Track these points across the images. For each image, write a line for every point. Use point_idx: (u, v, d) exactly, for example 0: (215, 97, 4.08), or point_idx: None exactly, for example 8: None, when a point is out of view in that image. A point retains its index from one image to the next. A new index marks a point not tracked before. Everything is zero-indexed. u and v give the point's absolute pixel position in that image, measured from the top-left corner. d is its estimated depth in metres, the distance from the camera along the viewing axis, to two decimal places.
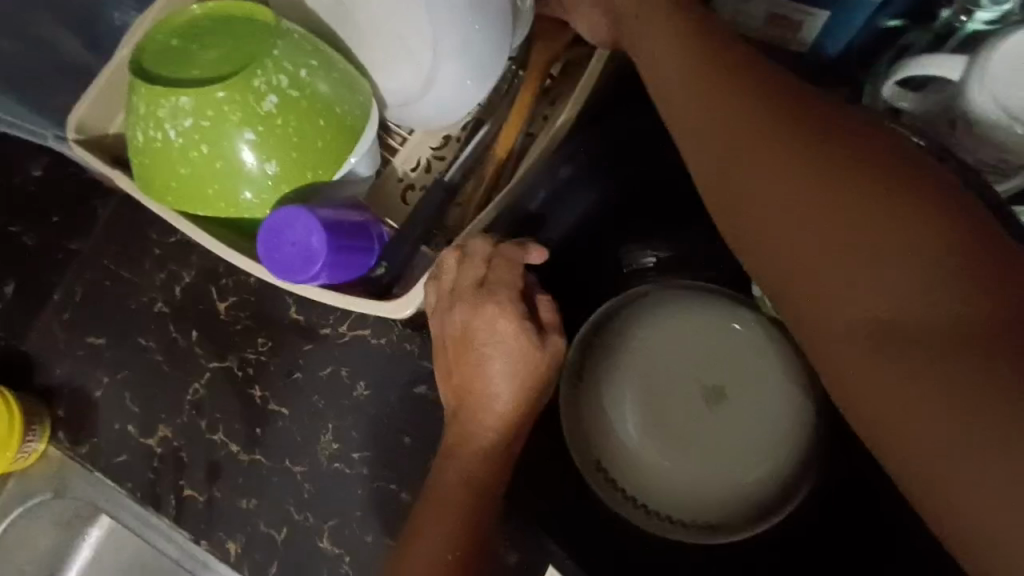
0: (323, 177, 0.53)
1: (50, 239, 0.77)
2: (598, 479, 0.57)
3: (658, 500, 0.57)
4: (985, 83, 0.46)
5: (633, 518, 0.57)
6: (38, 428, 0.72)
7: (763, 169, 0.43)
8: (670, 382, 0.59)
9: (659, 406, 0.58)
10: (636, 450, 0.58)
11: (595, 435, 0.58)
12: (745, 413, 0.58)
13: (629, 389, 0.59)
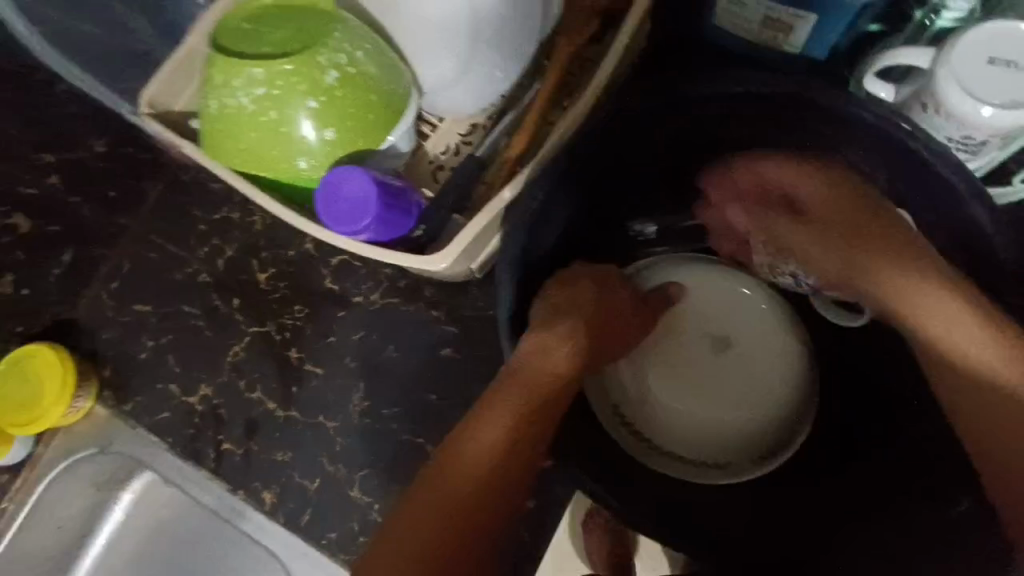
0: (371, 145, 0.60)
1: (102, 214, 0.78)
2: (616, 421, 0.67)
3: (665, 439, 0.67)
4: (952, 75, 0.53)
5: (643, 455, 0.66)
6: (87, 386, 0.78)
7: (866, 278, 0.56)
8: (685, 345, 0.70)
9: (675, 369, 0.69)
10: (652, 395, 0.68)
11: (616, 384, 0.68)
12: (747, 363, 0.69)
13: (650, 345, 0.69)
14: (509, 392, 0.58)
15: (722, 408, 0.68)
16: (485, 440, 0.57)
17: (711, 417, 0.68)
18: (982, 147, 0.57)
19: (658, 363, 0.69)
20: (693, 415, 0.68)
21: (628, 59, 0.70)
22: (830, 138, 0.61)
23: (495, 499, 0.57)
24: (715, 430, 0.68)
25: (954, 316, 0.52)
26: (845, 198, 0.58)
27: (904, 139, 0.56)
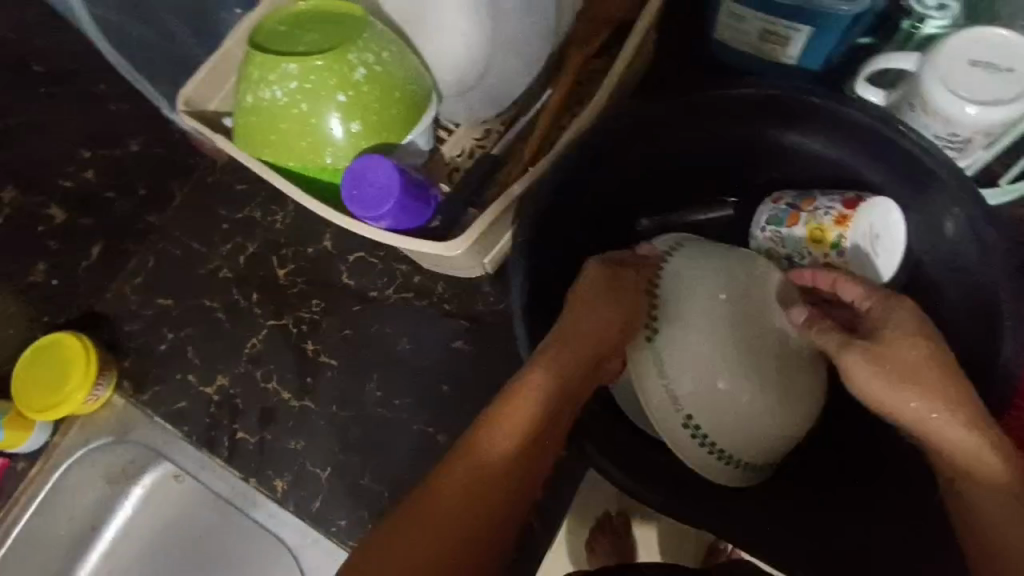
0: (395, 139, 0.64)
1: (134, 210, 0.83)
2: (675, 428, 0.59)
3: (730, 445, 0.60)
4: (937, 78, 0.57)
5: (703, 462, 0.59)
6: (107, 376, 0.80)
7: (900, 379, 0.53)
8: (722, 330, 0.60)
9: (713, 353, 0.59)
10: (715, 395, 0.59)
11: (673, 383, 0.59)
12: (800, 356, 0.61)
13: (703, 338, 0.59)
14: (513, 413, 0.55)
15: (780, 405, 0.60)
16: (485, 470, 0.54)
17: (745, 412, 0.59)
18: (968, 146, 0.61)
19: (693, 344, 0.59)
20: (726, 411, 0.59)
21: (635, 68, 0.74)
22: (825, 136, 0.65)
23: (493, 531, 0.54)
24: (750, 425, 0.60)
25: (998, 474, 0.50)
26: (912, 336, 0.54)
27: (895, 135, 0.60)
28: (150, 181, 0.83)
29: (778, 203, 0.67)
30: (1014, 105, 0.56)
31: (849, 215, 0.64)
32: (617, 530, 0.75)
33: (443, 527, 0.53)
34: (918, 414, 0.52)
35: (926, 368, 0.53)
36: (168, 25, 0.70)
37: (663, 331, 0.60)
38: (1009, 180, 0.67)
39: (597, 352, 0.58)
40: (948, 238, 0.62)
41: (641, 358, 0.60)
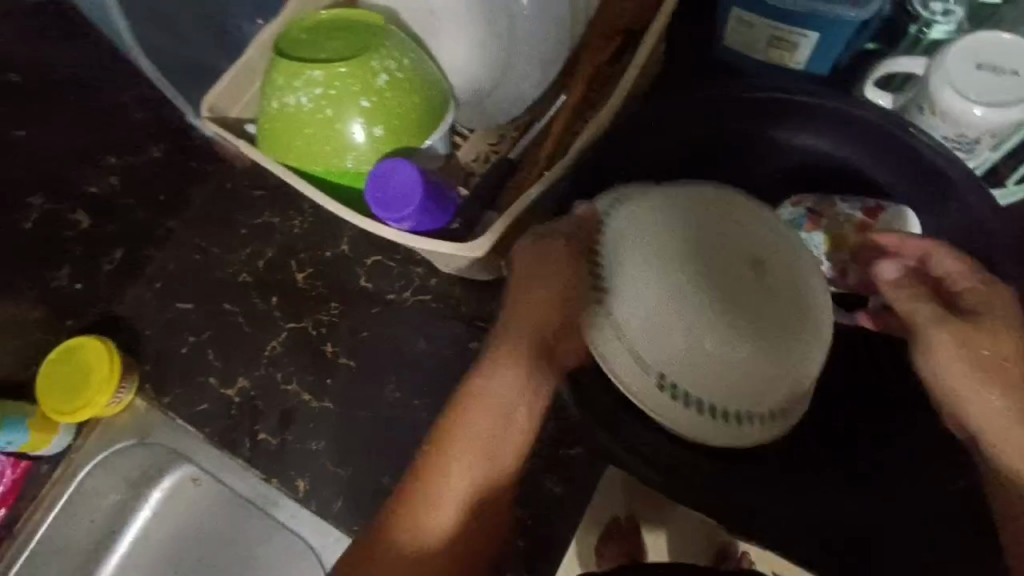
0: (414, 144, 0.65)
1: (155, 215, 0.84)
2: (657, 383, 0.58)
3: (714, 397, 0.59)
4: (945, 82, 0.58)
5: (684, 424, 0.58)
6: (129, 379, 0.81)
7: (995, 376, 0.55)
8: (673, 287, 0.58)
9: (666, 316, 0.58)
10: (684, 342, 0.58)
11: (635, 337, 0.58)
12: (778, 289, 0.61)
13: (660, 280, 0.58)
14: (473, 423, 0.61)
15: (758, 344, 0.59)
16: (456, 478, 0.61)
17: (718, 358, 0.58)
18: (975, 146, 0.62)
19: (649, 311, 0.58)
20: (714, 378, 0.58)
21: (646, 74, 0.76)
22: (835, 137, 0.66)
23: (480, 522, 0.63)
24: (733, 368, 0.59)
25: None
26: (1006, 329, 0.56)
27: (907, 136, 0.63)
28: (170, 188, 0.85)
29: (798, 205, 0.67)
30: (1020, 107, 0.57)
31: (869, 223, 0.65)
32: (626, 535, 0.73)
33: (433, 537, 0.61)
34: (996, 405, 0.55)
35: (1011, 367, 0.55)
36: (193, 35, 0.71)
37: (615, 308, 0.58)
38: (1014, 180, 0.68)
39: (547, 338, 0.60)
40: (957, 236, 0.64)
41: (598, 338, 0.58)
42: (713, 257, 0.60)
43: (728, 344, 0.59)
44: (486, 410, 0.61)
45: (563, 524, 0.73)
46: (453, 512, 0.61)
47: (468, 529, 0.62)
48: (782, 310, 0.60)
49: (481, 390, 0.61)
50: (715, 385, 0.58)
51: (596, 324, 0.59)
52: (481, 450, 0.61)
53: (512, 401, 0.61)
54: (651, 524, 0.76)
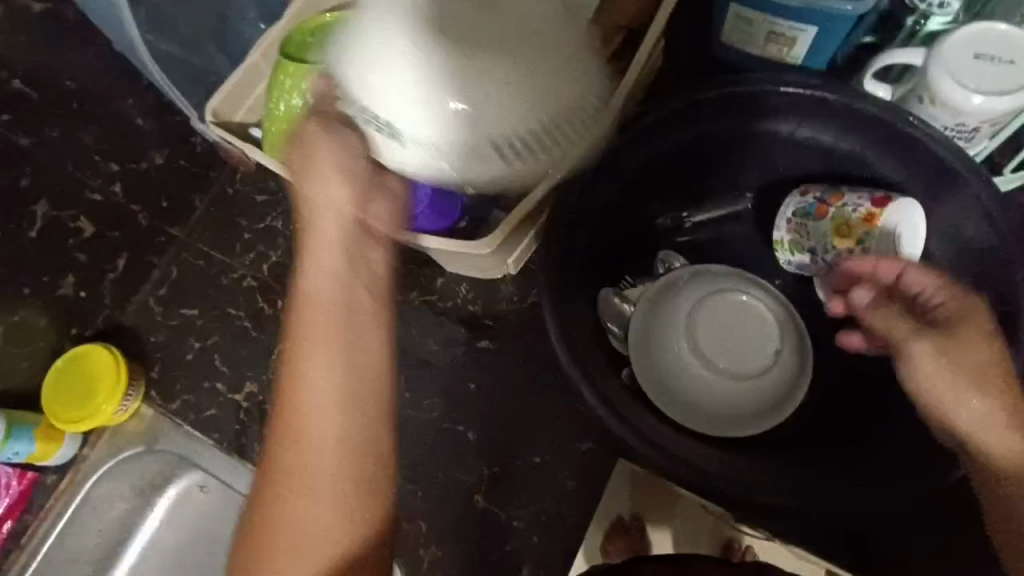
0: None
1: (158, 222, 0.84)
2: (378, 122, 0.55)
3: (473, 96, 0.55)
4: (945, 72, 0.59)
5: (440, 133, 0.56)
6: (136, 387, 0.80)
7: (968, 382, 0.55)
8: (406, 54, 0.54)
9: (396, 80, 0.55)
10: (418, 15, 0.54)
11: (381, 87, 0.55)
12: (522, 18, 0.55)
13: (403, 25, 0.54)
14: (320, 356, 0.50)
15: (494, 53, 0.54)
16: (314, 429, 0.50)
17: (518, 113, 0.57)
18: (975, 134, 0.64)
19: (400, 69, 0.54)
20: (474, 82, 0.54)
21: (647, 71, 0.76)
22: (837, 130, 0.67)
23: (359, 476, 0.51)
24: (521, 122, 0.57)
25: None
26: (984, 337, 0.56)
27: (907, 127, 0.63)
28: (173, 194, 0.84)
29: (806, 195, 0.69)
30: (1019, 94, 0.58)
31: (877, 213, 0.66)
32: (631, 534, 0.71)
33: (312, 505, 0.50)
34: (989, 413, 0.54)
35: (988, 371, 0.55)
36: (196, 41, 0.71)
37: (353, 87, 0.55)
38: (1012, 168, 0.69)
39: (358, 224, 0.52)
40: (960, 224, 0.65)
41: (359, 116, 0.55)
42: (449, 12, 0.54)
43: (505, 80, 0.55)
44: (325, 332, 0.51)
45: (576, 519, 0.73)
46: (325, 469, 0.50)
47: (349, 495, 0.50)
48: (520, 24, 0.55)
49: (310, 316, 0.51)
50: (464, 161, 0.58)
51: (364, 121, 0.55)
52: (339, 383, 0.50)
53: (337, 318, 0.51)
54: (657, 521, 0.72)
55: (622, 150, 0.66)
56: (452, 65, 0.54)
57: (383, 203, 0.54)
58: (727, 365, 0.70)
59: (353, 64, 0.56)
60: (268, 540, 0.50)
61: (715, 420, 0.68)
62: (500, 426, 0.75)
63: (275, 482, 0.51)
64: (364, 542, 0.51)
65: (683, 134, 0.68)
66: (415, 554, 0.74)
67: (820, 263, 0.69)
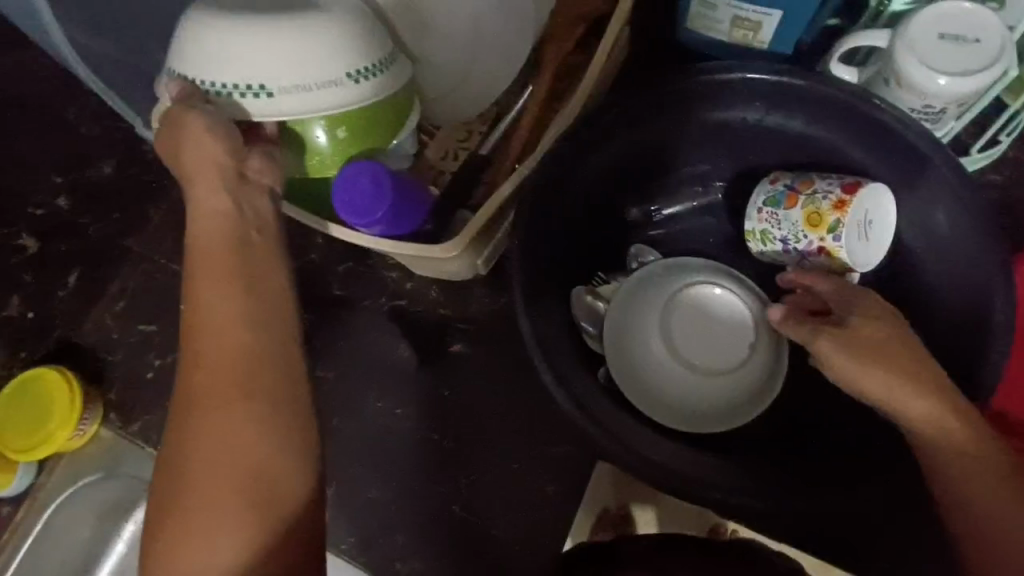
0: (382, 145, 0.63)
1: (110, 235, 0.80)
2: (232, 96, 0.56)
3: (323, 87, 0.57)
4: (910, 53, 0.58)
5: (267, 109, 0.56)
6: (92, 410, 0.76)
7: (883, 367, 0.54)
8: (241, 23, 0.56)
9: (245, 43, 0.55)
10: (257, 18, 0.56)
11: (229, 61, 0.56)
12: (365, 18, 0.60)
13: (241, 22, 0.56)
14: (213, 296, 0.50)
15: (344, 55, 0.57)
16: (214, 364, 0.49)
17: (357, 39, 0.58)
18: (942, 116, 0.63)
19: (239, 37, 0.55)
20: (313, 68, 0.56)
21: (612, 61, 0.74)
22: (804, 116, 0.66)
23: (268, 427, 0.48)
24: (365, 46, 0.59)
25: (988, 476, 0.50)
26: (887, 323, 0.57)
27: (874, 110, 0.62)
28: (125, 205, 0.80)
29: (775, 183, 0.68)
30: (983, 75, 0.58)
31: (848, 199, 0.64)
32: (618, 524, 0.71)
33: (225, 437, 0.48)
34: (894, 388, 0.53)
35: (902, 357, 0.55)
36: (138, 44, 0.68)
37: (199, 76, 0.56)
38: (977, 149, 0.70)
39: (238, 177, 0.53)
40: (930, 206, 0.64)
41: (221, 104, 0.56)
42: (269, 4, 0.59)
43: (347, 32, 0.58)
44: (218, 269, 0.51)
45: (558, 522, 0.71)
46: (235, 400, 0.49)
47: (262, 450, 0.48)
48: (360, 19, 0.59)
49: (202, 259, 0.51)
50: (327, 91, 0.57)
51: (230, 98, 0.56)
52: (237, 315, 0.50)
53: (227, 253, 0.51)
54: (643, 511, 0.71)
55: (588, 142, 0.64)
56: (288, 22, 0.56)
57: (258, 156, 0.55)
58: (701, 361, 0.69)
59: (192, 57, 0.56)
60: (184, 486, 0.47)
61: (689, 416, 0.67)
62: (476, 432, 0.73)
63: (180, 428, 0.49)
64: (289, 471, 0.48)
65: (649, 126, 0.66)
66: (393, 568, 0.72)
67: (792, 252, 0.68)
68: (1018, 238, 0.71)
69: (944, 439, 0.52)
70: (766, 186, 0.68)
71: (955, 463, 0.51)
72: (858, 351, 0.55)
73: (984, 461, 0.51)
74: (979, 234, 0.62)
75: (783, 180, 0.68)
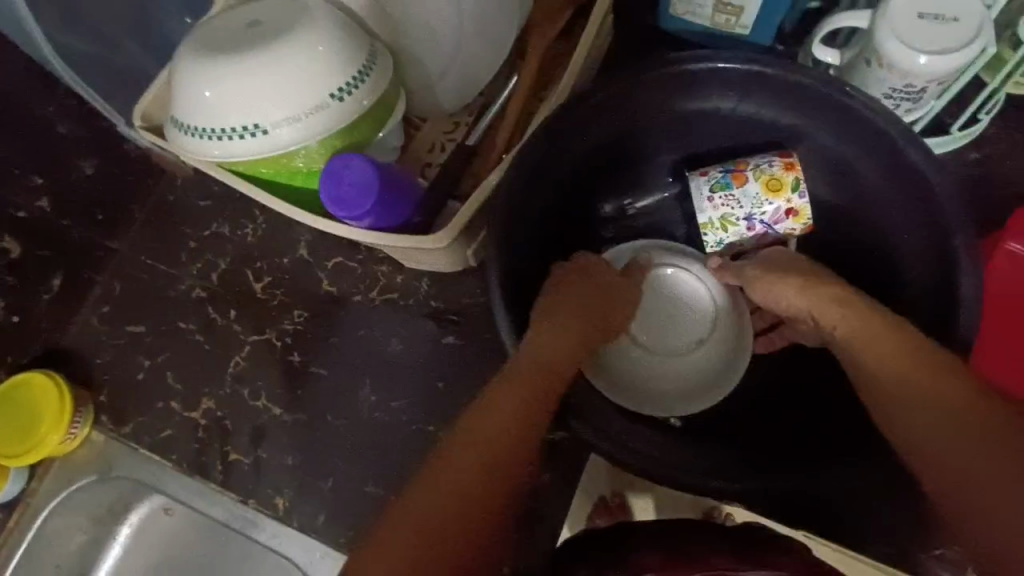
0: (364, 138, 0.65)
1: (94, 236, 0.79)
2: (231, 135, 0.60)
3: (311, 113, 0.60)
4: (891, 34, 0.59)
5: (266, 143, 0.60)
6: (83, 413, 0.76)
7: (798, 281, 0.60)
8: (229, 64, 0.59)
9: (234, 86, 0.59)
10: (239, 55, 0.59)
11: (224, 103, 0.59)
12: (343, 29, 0.61)
13: (227, 62, 0.59)
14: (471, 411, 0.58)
15: (327, 76, 0.60)
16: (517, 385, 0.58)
17: (334, 60, 0.60)
18: (922, 95, 0.64)
19: (227, 81, 0.59)
20: (299, 97, 0.60)
21: (595, 49, 0.74)
22: (781, 104, 0.66)
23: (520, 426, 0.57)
24: (342, 65, 0.61)
25: (927, 386, 0.51)
26: (821, 267, 0.62)
27: (844, 97, 0.62)
28: (109, 206, 0.80)
29: (710, 173, 0.69)
30: (962, 53, 0.58)
31: (793, 161, 0.67)
32: (614, 513, 0.71)
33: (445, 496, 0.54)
34: (804, 291, 0.59)
35: (833, 284, 0.59)
36: (117, 42, 0.67)
37: (199, 122, 0.60)
38: (958, 128, 0.71)
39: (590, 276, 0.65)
40: (898, 188, 0.64)
41: (224, 147, 0.61)
42: (248, 25, 0.61)
43: (326, 51, 0.60)
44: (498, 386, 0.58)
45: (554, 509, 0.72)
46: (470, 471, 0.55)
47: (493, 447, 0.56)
48: (336, 34, 0.61)
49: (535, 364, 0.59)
50: (315, 117, 0.60)
51: (230, 140, 0.60)
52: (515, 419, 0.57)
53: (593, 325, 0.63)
54: (641, 502, 0.72)
55: (572, 130, 0.64)
56: (270, 55, 0.59)
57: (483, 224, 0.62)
58: (676, 339, 0.71)
59: (192, 100, 0.60)
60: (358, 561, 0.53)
61: (652, 394, 0.70)
62: None
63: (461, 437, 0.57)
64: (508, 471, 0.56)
65: (633, 112, 0.67)
66: None
67: (759, 225, 0.69)
68: (995, 214, 0.73)
69: (854, 338, 0.55)
70: (702, 176, 0.69)
71: (886, 375, 0.53)
72: (784, 271, 0.62)
73: (912, 373, 0.52)
74: (948, 218, 0.60)
75: (713, 168, 0.70)
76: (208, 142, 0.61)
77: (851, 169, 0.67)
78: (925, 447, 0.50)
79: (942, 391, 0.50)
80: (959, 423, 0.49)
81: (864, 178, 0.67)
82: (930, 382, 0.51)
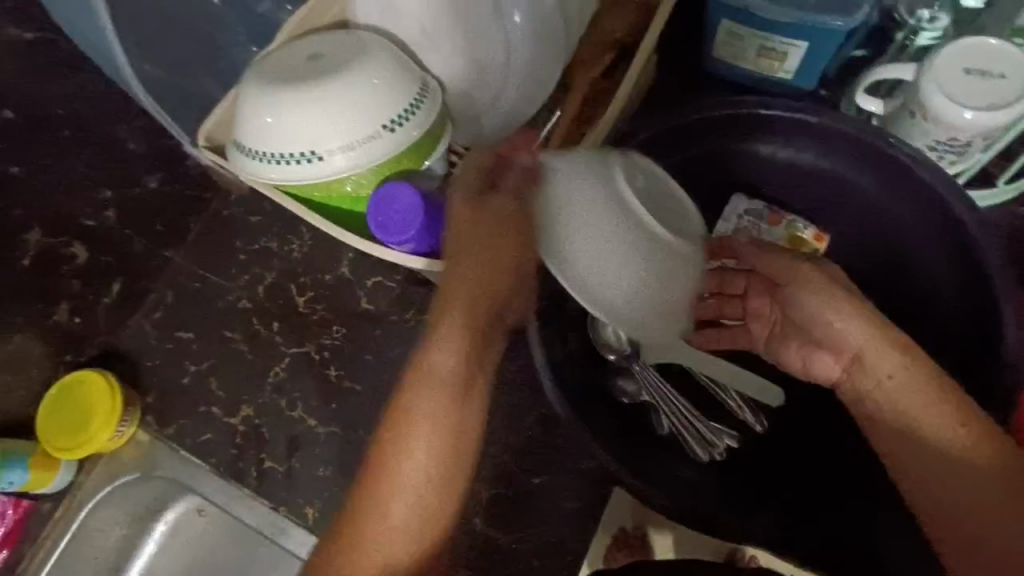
0: (413, 166, 0.67)
1: (152, 245, 0.84)
2: (289, 160, 0.64)
3: (364, 142, 0.63)
4: (937, 88, 0.59)
5: (320, 167, 0.63)
6: (131, 413, 0.80)
7: (852, 318, 0.56)
8: (292, 95, 0.63)
9: (295, 114, 0.63)
10: (302, 87, 0.63)
11: (284, 130, 0.63)
12: (398, 64, 0.65)
13: (289, 91, 0.63)
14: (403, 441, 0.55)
15: (381, 109, 0.64)
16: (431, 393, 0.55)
17: (388, 93, 0.64)
18: (967, 148, 0.64)
19: (289, 110, 0.63)
20: (354, 127, 0.63)
21: (638, 87, 0.76)
22: (822, 151, 0.67)
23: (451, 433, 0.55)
24: (395, 98, 0.64)
25: (962, 450, 0.52)
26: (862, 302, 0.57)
27: (888, 148, 0.63)
28: (167, 217, 0.84)
29: (754, 199, 0.70)
30: (1009, 110, 0.58)
31: (824, 236, 0.69)
32: (633, 548, 0.71)
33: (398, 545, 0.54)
34: (860, 331, 0.55)
35: (883, 328, 0.55)
36: (188, 67, 0.71)
37: (260, 146, 0.64)
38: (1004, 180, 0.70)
39: (486, 234, 0.57)
40: (941, 238, 0.64)
41: (281, 171, 0.64)
42: (311, 58, 0.65)
43: (382, 85, 0.64)
44: (396, 420, 0.55)
45: (576, 539, 0.73)
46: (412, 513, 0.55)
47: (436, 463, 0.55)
48: (391, 70, 0.64)
49: (431, 387, 0.55)
50: (368, 145, 0.63)
51: (288, 164, 0.64)
52: (436, 450, 0.55)
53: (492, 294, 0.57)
54: (664, 542, 0.71)
55: None
56: (329, 87, 0.63)
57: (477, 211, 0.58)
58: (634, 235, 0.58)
59: (254, 125, 0.64)
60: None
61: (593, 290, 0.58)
62: (500, 444, 0.75)
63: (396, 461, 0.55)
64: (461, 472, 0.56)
65: (674, 150, 0.68)
66: None
67: None
68: None
69: (900, 391, 0.54)
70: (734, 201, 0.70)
71: (922, 436, 0.53)
72: (840, 302, 0.56)
73: (951, 436, 0.53)
74: (991, 274, 0.61)
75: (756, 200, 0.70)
76: (266, 165, 0.64)
77: (894, 219, 0.67)
78: (949, 506, 0.53)
79: (975, 456, 0.52)
80: (987, 486, 0.52)
81: (905, 226, 0.66)
82: (969, 448, 0.52)
